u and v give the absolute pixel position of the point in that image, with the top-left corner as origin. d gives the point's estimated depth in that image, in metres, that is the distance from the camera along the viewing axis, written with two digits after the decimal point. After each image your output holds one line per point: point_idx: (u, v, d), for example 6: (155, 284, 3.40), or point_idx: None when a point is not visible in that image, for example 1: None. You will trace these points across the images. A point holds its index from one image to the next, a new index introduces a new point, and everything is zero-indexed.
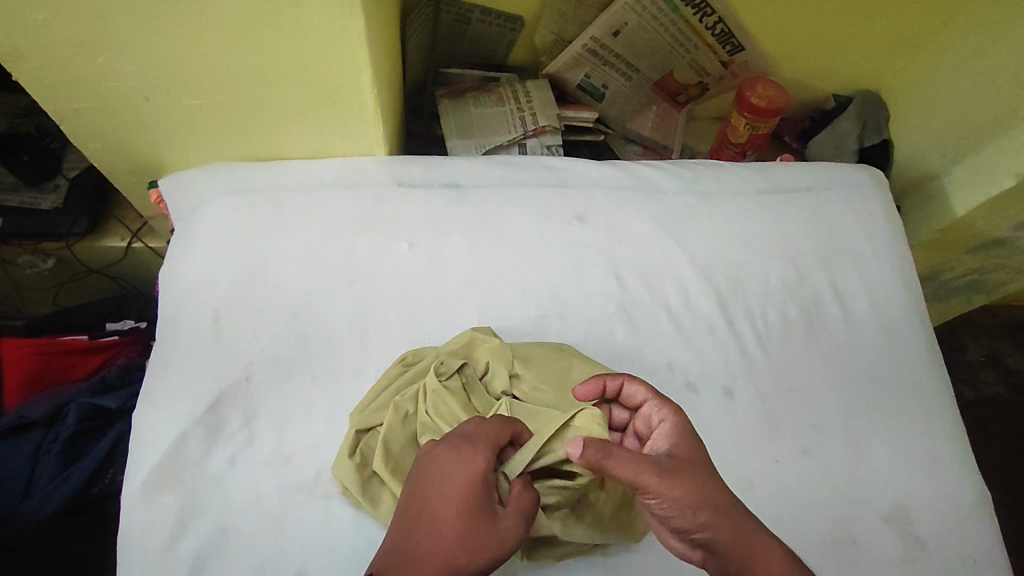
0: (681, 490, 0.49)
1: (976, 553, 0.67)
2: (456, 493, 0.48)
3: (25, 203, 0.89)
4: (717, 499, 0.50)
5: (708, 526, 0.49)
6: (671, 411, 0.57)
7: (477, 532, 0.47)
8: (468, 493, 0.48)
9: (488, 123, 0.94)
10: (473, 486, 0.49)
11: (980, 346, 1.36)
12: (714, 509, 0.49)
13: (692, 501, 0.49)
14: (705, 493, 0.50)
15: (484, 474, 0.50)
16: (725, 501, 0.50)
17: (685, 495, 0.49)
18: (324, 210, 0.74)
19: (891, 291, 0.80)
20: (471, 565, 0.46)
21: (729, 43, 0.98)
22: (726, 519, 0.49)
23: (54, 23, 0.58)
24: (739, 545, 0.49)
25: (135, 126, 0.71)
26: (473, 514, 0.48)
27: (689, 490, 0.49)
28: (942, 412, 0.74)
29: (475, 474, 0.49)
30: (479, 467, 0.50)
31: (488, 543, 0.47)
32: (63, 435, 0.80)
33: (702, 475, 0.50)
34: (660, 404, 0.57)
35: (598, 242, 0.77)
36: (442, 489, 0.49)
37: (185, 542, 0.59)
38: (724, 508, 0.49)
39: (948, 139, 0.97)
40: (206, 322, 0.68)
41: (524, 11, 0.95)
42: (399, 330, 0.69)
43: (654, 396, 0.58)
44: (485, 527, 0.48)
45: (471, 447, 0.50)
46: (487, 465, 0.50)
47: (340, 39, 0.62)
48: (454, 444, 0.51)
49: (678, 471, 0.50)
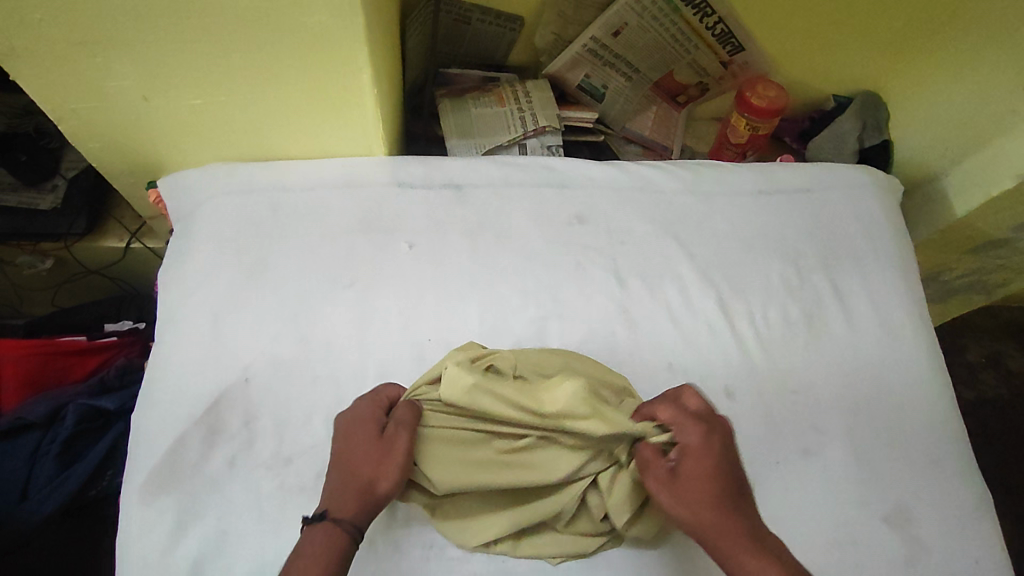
0: (667, 498, 0.52)
1: (979, 555, 0.66)
2: (353, 433, 0.55)
3: (23, 202, 0.88)
4: (705, 514, 0.51)
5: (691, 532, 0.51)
6: (695, 429, 0.55)
7: (375, 449, 0.54)
8: (363, 426, 0.56)
9: (488, 124, 0.94)
10: (365, 422, 0.56)
11: (981, 347, 1.36)
12: (697, 520, 0.51)
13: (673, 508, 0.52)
14: (688, 507, 0.51)
15: (370, 412, 0.57)
16: (714, 519, 0.50)
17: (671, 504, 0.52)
18: (324, 211, 0.74)
19: (892, 291, 0.80)
20: (380, 474, 0.53)
21: (730, 44, 0.97)
22: (712, 532, 0.50)
23: (51, 23, 0.58)
24: (720, 551, 0.50)
25: (134, 126, 0.71)
26: (370, 439, 0.55)
27: (673, 499, 0.52)
28: (944, 414, 0.73)
29: (365, 414, 0.57)
30: (366, 409, 0.57)
31: (387, 453, 0.54)
32: (61, 436, 0.79)
33: (694, 491, 0.52)
34: (683, 422, 0.56)
35: (599, 243, 0.77)
36: (344, 436, 0.56)
37: (184, 545, 0.58)
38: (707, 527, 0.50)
39: (949, 140, 0.97)
40: (205, 323, 0.67)
41: (524, 11, 0.95)
42: (399, 331, 0.69)
43: (679, 414, 0.56)
44: (381, 444, 0.54)
45: (357, 402, 0.58)
46: (369, 406, 0.58)
47: (340, 39, 0.62)
48: (347, 407, 0.58)
49: (672, 482, 0.53)
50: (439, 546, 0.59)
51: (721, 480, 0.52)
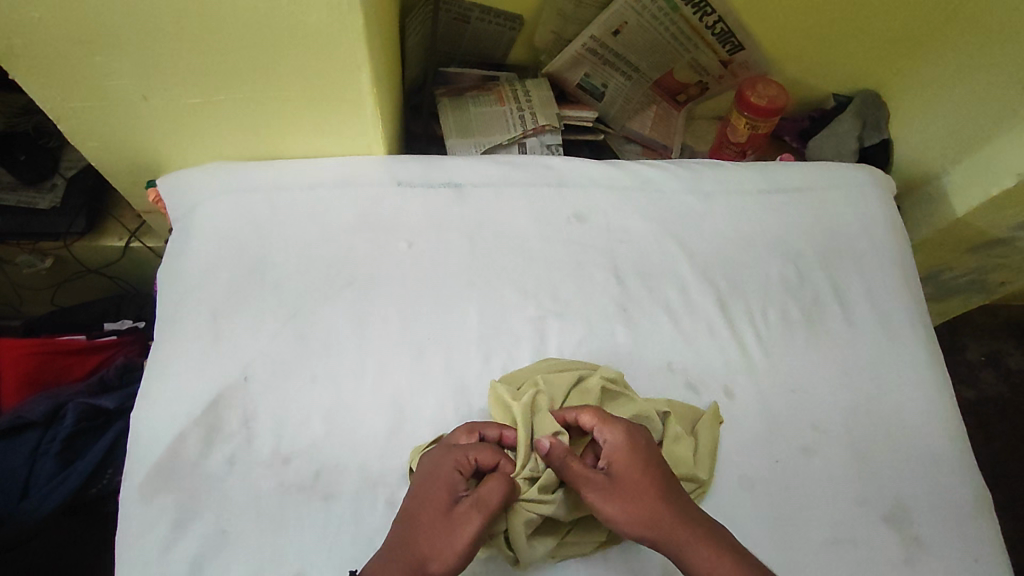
0: (612, 509, 0.55)
1: (977, 553, 0.66)
2: (427, 496, 0.55)
3: (23, 201, 0.88)
4: (653, 516, 0.54)
5: (642, 535, 0.55)
6: (620, 432, 0.58)
7: (442, 524, 0.53)
8: (439, 494, 0.55)
9: (488, 123, 0.94)
10: (442, 486, 0.55)
11: (980, 346, 1.36)
12: (645, 522, 0.54)
13: (620, 516, 0.55)
14: (637, 512, 0.55)
15: (449, 476, 0.56)
16: (663, 518, 0.54)
17: (618, 512, 0.55)
18: (324, 210, 0.74)
19: (891, 290, 0.80)
20: (437, 555, 0.52)
21: (730, 42, 0.98)
22: (664, 532, 0.54)
23: (50, 22, 0.57)
24: (672, 546, 0.54)
25: (133, 125, 0.71)
26: (441, 511, 0.54)
27: (618, 509, 0.55)
28: (944, 412, 0.73)
29: (444, 476, 0.56)
30: (447, 472, 0.56)
31: (452, 533, 0.53)
32: (61, 435, 0.79)
33: (635, 495, 0.55)
34: (603, 424, 0.59)
35: (598, 242, 0.77)
36: (418, 494, 0.56)
37: (183, 544, 0.58)
38: (659, 528, 0.54)
39: (949, 139, 0.96)
40: (205, 322, 0.67)
41: (523, 10, 0.95)
42: (399, 329, 0.69)
43: (598, 417, 0.59)
44: (451, 519, 0.53)
45: (443, 456, 0.57)
46: (453, 468, 0.56)
47: (340, 37, 0.61)
48: (431, 459, 0.58)
49: (611, 491, 0.56)
50: None
51: (654, 478, 0.56)
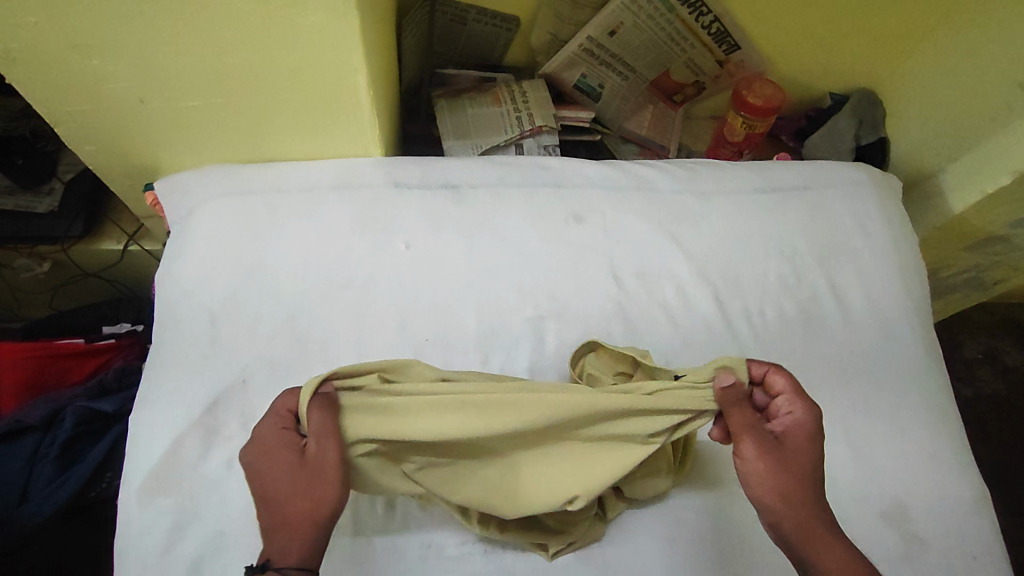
0: (768, 467, 0.52)
1: (975, 550, 0.66)
2: (263, 466, 0.50)
3: (21, 205, 0.88)
4: (798, 492, 0.51)
5: (780, 503, 0.51)
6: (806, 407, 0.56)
7: (295, 476, 0.49)
8: (276, 456, 0.50)
9: (485, 124, 0.94)
10: (273, 449, 0.51)
11: (978, 344, 1.36)
12: (791, 497, 0.51)
13: (768, 475, 0.52)
14: (786, 478, 0.52)
15: (275, 437, 0.51)
16: (810, 503, 0.51)
17: (770, 473, 0.52)
18: (321, 212, 0.74)
19: (889, 289, 0.80)
20: (314, 499, 0.49)
21: (726, 42, 0.98)
22: (802, 512, 0.51)
23: (47, 26, 0.58)
24: (805, 531, 0.50)
25: (130, 129, 0.71)
26: (289, 466, 0.50)
27: (770, 465, 0.52)
28: (941, 410, 0.73)
29: (269, 444, 0.51)
30: (274, 435, 0.51)
31: (315, 475, 0.50)
32: (60, 438, 0.79)
33: (794, 466, 0.52)
34: (795, 396, 0.56)
35: (596, 242, 0.77)
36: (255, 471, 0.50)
37: (182, 546, 0.58)
38: (804, 508, 0.51)
39: (946, 137, 0.97)
40: (203, 324, 0.68)
41: (520, 11, 0.95)
42: (396, 331, 0.69)
43: (793, 388, 0.57)
44: (303, 468, 0.50)
45: (259, 424, 0.53)
46: (281, 429, 0.52)
47: (336, 39, 0.62)
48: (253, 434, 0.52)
49: (775, 449, 0.53)
50: (437, 544, 0.60)
51: (815, 464, 0.53)
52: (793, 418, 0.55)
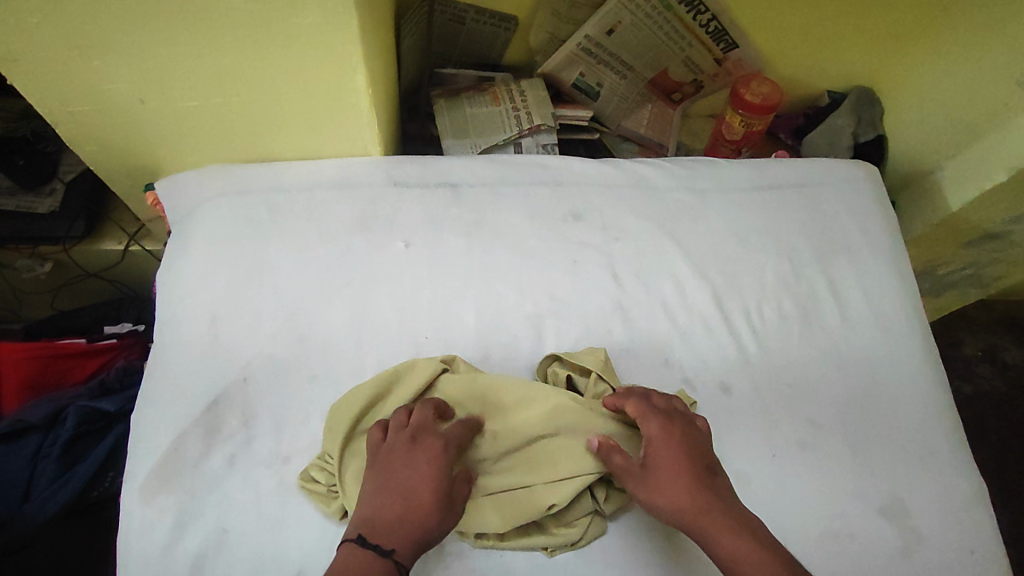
0: (654, 491, 0.56)
1: (973, 546, 0.67)
2: (422, 476, 0.55)
3: (22, 207, 0.88)
4: (687, 501, 0.55)
5: (680, 516, 0.55)
6: (656, 421, 0.59)
7: (440, 494, 0.55)
8: (431, 471, 0.55)
9: (484, 123, 0.94)
10: (434, 466, 0.55)
11: (977, 341, 1.37)
12: (684, 505, 0.55)
13: (659, 501, 0.55)
14: (675, 493, 0.55)
15: (442, 457, 0.56)
16: (700, 502, 0.54)
17: (658, 496, 0.56)
18: (321, 211, 0.74)
19: (886, 285, 0.80)
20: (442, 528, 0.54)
21: (723, 41, 0.99)
22: (702, 514, 0.54)
23: (48, 26, 0.58)
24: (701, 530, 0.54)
25: (131, 129, 0.72)
26: (440, 490, 0.55)
27: (656, 494, 0.56)
28: (939, 406, 0.74)
29: (433, 457, 0.56)
30: (438, 453, 0.56)
31: (453, 508, 0.56)
32: (62, 438, 0.80)
33: (674, 479, 0.56)
34: (641, 417, 0.60)
35: (594, 240, 0.77)
36: (400, 468, 0.55)
37: (184, 543, 0.59)
38: (697, 510, 0.54)
39: (944, 134, 0.97)
40: (204, 323, 0.68)
41: (518, 11, 0.95)
42: (396, 329, 0.69)
43: (639, 409, 0.60)
44: (447, 498, 0.55)
45: (427, 437, 0.57)
46: (450, 446, 0.57)
47: (336, 39, 0.62)
48: (415, 432, 0.57)
49: (651, 478, 0.56)
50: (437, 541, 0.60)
51: (692, 466, 0.56)
52: (654, 433, 0.58)
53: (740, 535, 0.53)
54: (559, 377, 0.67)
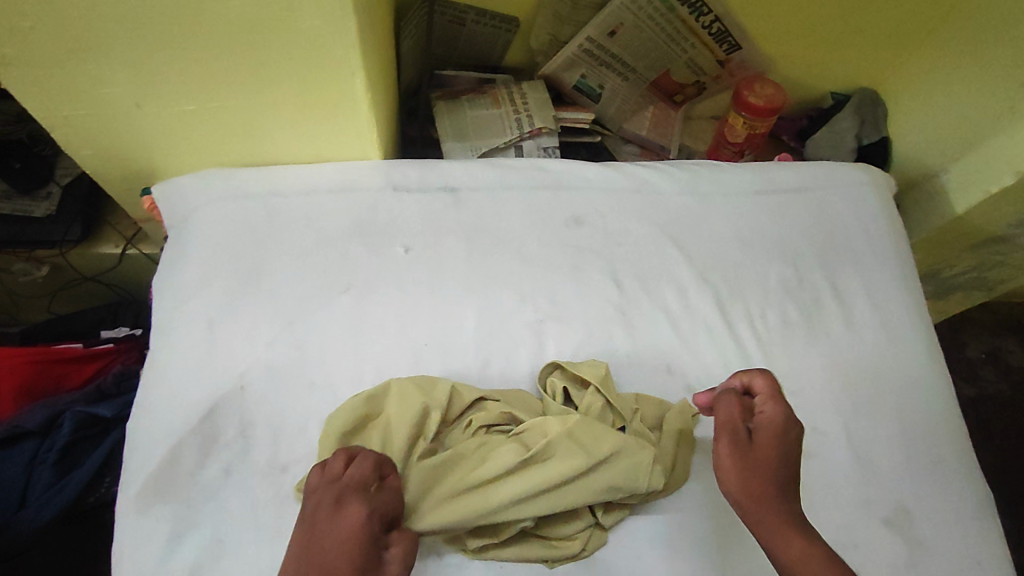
0: (741, 467, 0.56)
1: (979, 556, 0.66)
2: (341, 552, 0.49)
3: (18, 209, 0.88)
4: (767, 488, 0.55)
5: (749, 496, 0.55)
6: (779, 404, 0.59)
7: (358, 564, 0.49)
8: (353, 546, 0.50)
9: (485, 126, 0.93)
10: (355, 541, 0.50)
11: (981, 343, 1.36)
12: (762, 493, 0.55)
13: (742, 472, 0.56)
14: (759, 474, 0.56)
15: (364, 528, 0.51)
16: (777, 497, 0.55)
17: (742, 469, 0.56)
18: (319, 215, 0.74)
19: (891, 291, 0.79)
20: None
21: (727, 42, 0.97)
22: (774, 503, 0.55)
23: (41, 30, 0.57)
24: (761, 514, 0.55)
25: (126, 133, 0.71)
26: (364, 568, 0.49)
27: (739, 464, 0.56)
28: (945, 414, 0.73)
29: (352, 532, 0.50)
30: (355, 527, 0.51)
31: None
32: (58, 443, 0.79)
33: (765, 464, 0.56)
34: (769, 397, 0.60)
35: (595, 245, 0.76)
36: (321, 544, 0.50)
37: (181, 554, 0.58)
38: (772, 498, 0.55)
39: (948, 137, 0.96)
40: (201, 330, 0.67)
41: (519, 12, 0.94)
42: (395, 336, 0.69)
43: (770, 388, 0.60)
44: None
45: (347, 506, 0.51)
46: (369, 516, 0.51)
47: (333, 42, 0.61)
48: (334, 501, 0.52)
49: (749, 450, 0.57)
50: (436, 551, 0.59)
51: (790, 458, 0.57)
52: (770, 415, 0.59)
53: (800, 537, 0.53)
54: (557, 389, 0.66)
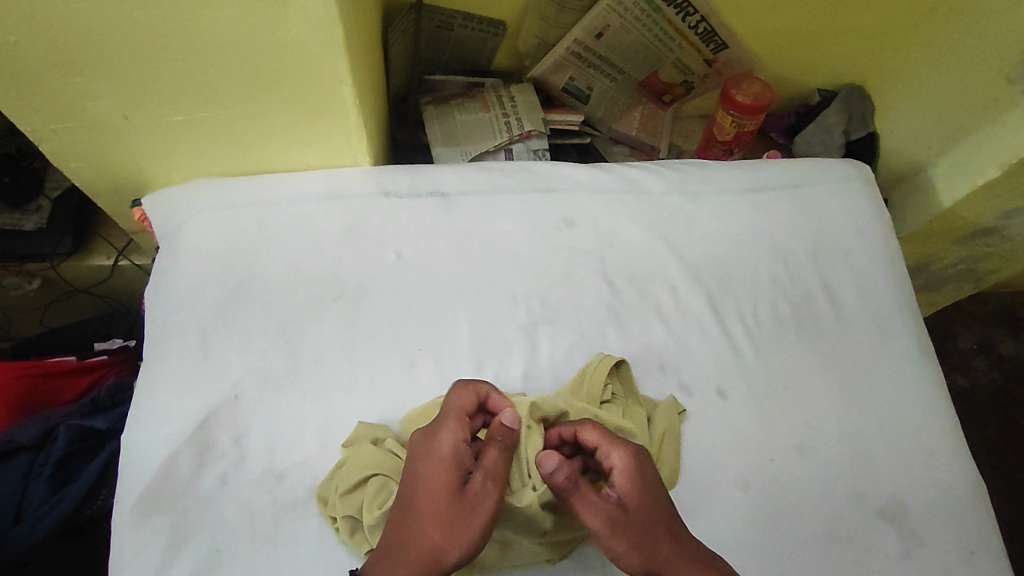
0: (627, 536, 0.52)
1: (973, 546, 0.66)
2: (433, 475, 0.52)
3: (8, 224, 0.87)
4: (660, 550, 0.52)
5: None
6: (625, 453, 0.55)
7: (445, 510, 0.50)
8: (442, 469, 0.52)
9: (475, 129, 0.94)
10: (445, 466, 0.52)
11: (973, 334, 1.37)
12: (660, 543, 0.53)
13: (629, 553, 0.52)
14: (639, 554, 0.52)
15: (452, 454, 0.52)
16: (670, 552, 0.52)
17: (622, 547, 0.52)
18: (309, 223, 0.74)
19: (881, 285, 0.80)
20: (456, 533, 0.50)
21: (713, 42, 0.98)
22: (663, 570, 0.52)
23: (26, 44, 0.57)
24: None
25: (116, 145, 0.71)
26: (448, 487, 0.51)
27: (631, 544, 0.52)
28: (937, 405, 0.73)
29: (437, 461, 0.52)
30: (440, 455, 0.53)
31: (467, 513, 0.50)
32: (53, 458, 0.79)
33: (645, 528, 0.53)
34: (611, 448, 0.55)
35: (587, 246, 0.77)
36: (419, 468, 0.53)
37: (178, 565, 0.58)
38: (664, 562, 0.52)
39: (934, 130, 0.96)
40: (194, 341, 0.67)
41: (506, 16, 0.95)
42: (388, 341, 0.69)
43: (607, 439, 0.56)
44: (461, 500, 0.51)
45: (438, 429, 0.54)
46: (449, 446, 0.53)
47: (320, 53, 0.62)
48: (427, 431, 0.55)
49: (623, 525, 0.52)
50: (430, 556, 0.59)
51: (662, 505, 0.54)
52: (621, 466, 0.54)
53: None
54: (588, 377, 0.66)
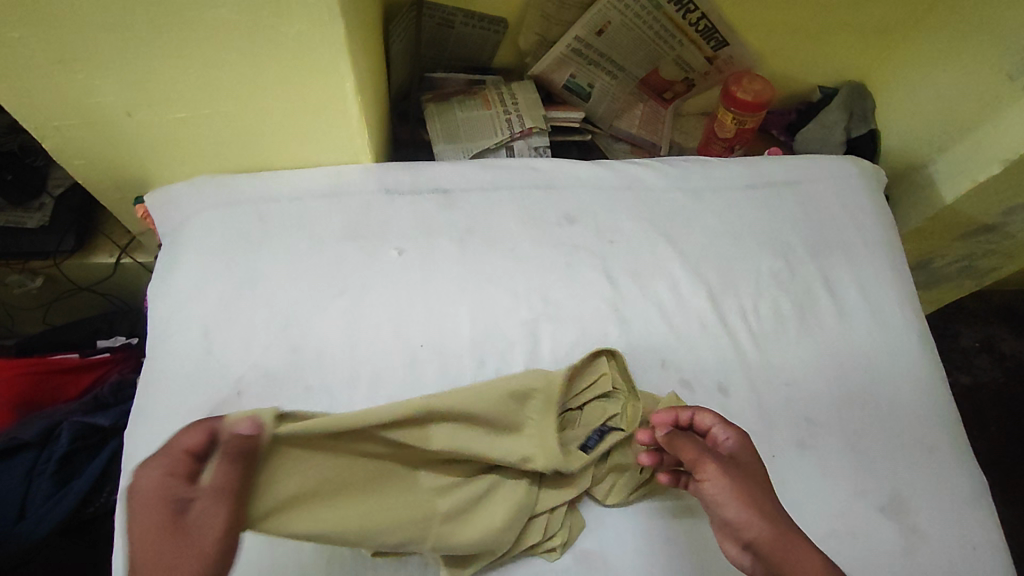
0: (727, 484, 0.54)
1: (976, 541, 0.66)
2: (147, 509, 0.45)
3: (10, 221, 0.87)
4: (767, 503, 0.54)
5: (754, 524, 0.52)
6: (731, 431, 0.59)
7: (177, 543, 0.44)
8: (151, 511, 0.44)
9: (475, 127, 0.94)
10: (155, 501, 0.45)
11: (974, 332, 1.37)
12: (749, 501, 0.53)
13: (739, 497, 0.54)
14: (749, 497, 0.54)
15: (159, 488, 0.45)
16: (772, 510, 0.53)
17: (731, 485, 0.54)
18: (310, 219, 0.74)
19: (880, 281, 0.80)
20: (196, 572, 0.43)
21: (714, 38, 0.98)
22: (766, 523, 0.52)
23: (30, 40, 0.57)
24: (781, 548, 0.51)
25: (118, 142, 0.71)
26: (162, 528, 0.44)
27: (741, 487, 0.54)
28: (938, 402, 0.74)
29: (158, 494, 0.45)
30: (161, 486, 0.45)
31: (183, 544, 0.44)
32: (57, 454, 0.79)
33: (763, 485, 0.55)
34: (727, 424, 0.59)
35: (588, 242, 0.77)
36: (139, 506, 0.45)
37: None
38: (768, 514, 0.53)
39: (935, 126, 0.96)
40: (196, 337, 0.67)
41: (507, 13, 0.95)
42: (391, 337, 0.69)
43: (720, 418, 0.60)
44: (178, 532, 0.44)
45: (148, 464, 0.46)
46: (175, 479, 0.46)
47: (322, 49, 0.62)
48: (158, 459, 0.47)
49: (738, 473, 0.55)
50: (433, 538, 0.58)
51: (764, 481, 0.56)
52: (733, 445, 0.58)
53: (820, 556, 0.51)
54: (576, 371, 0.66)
